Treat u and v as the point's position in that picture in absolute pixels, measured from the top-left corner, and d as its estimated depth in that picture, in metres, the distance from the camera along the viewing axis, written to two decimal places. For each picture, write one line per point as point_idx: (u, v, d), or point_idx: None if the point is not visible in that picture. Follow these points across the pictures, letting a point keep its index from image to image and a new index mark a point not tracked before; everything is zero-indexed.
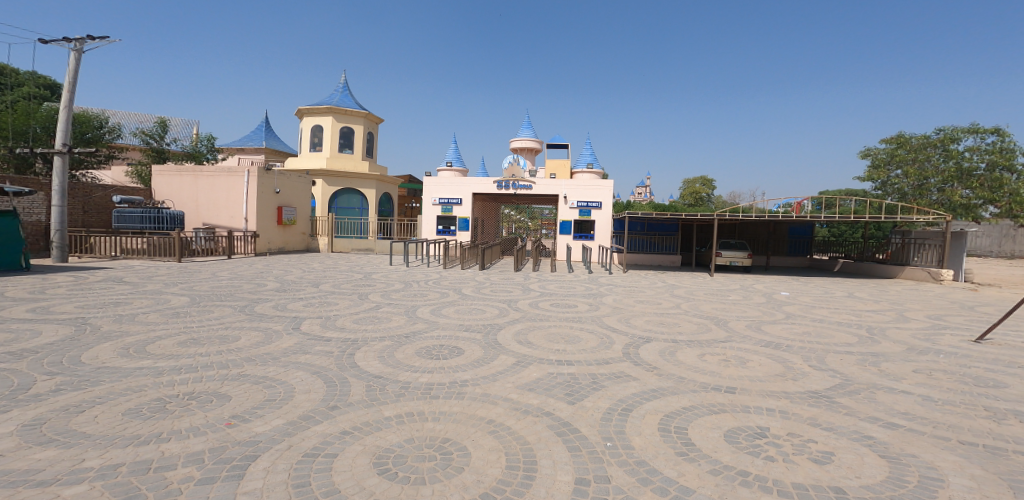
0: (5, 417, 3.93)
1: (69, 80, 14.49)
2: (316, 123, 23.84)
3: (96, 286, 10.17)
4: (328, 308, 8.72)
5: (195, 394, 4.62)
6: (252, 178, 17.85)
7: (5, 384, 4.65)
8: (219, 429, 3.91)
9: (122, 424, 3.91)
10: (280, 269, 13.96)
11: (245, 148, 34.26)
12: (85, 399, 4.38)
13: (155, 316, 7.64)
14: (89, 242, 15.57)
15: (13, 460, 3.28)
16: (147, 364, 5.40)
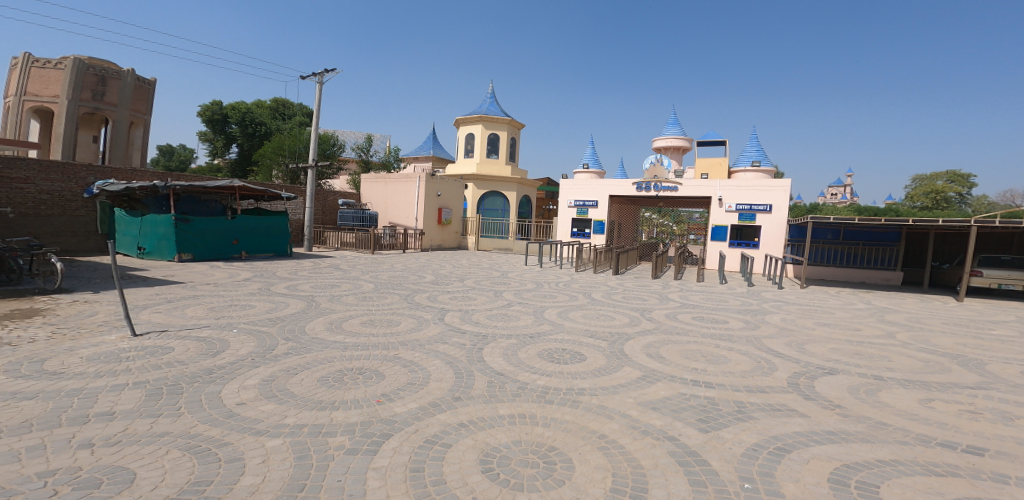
0: (253, 371, 4.75)
1: (317, 106, 18.03)
2: (467, 132, 25.88)
3: (323, 270, 12.63)
4: (468, 302, 9.04)
5: (361, 370, 4.97)
6: (420, 183, 20.34)
7: (261, 343, 5.77)
8: (371, 404, 4.09)
9: (314, 389, 4.36)
10: (437, 264, 15.34)
11: (418, 157, 39.18)
12: (300, 364, 5.06)
13: (352, 298, 8.95)
14: (322, 236, 19.41)
15: (247, 408, 3.88)
16: (341, 338, 6.16)
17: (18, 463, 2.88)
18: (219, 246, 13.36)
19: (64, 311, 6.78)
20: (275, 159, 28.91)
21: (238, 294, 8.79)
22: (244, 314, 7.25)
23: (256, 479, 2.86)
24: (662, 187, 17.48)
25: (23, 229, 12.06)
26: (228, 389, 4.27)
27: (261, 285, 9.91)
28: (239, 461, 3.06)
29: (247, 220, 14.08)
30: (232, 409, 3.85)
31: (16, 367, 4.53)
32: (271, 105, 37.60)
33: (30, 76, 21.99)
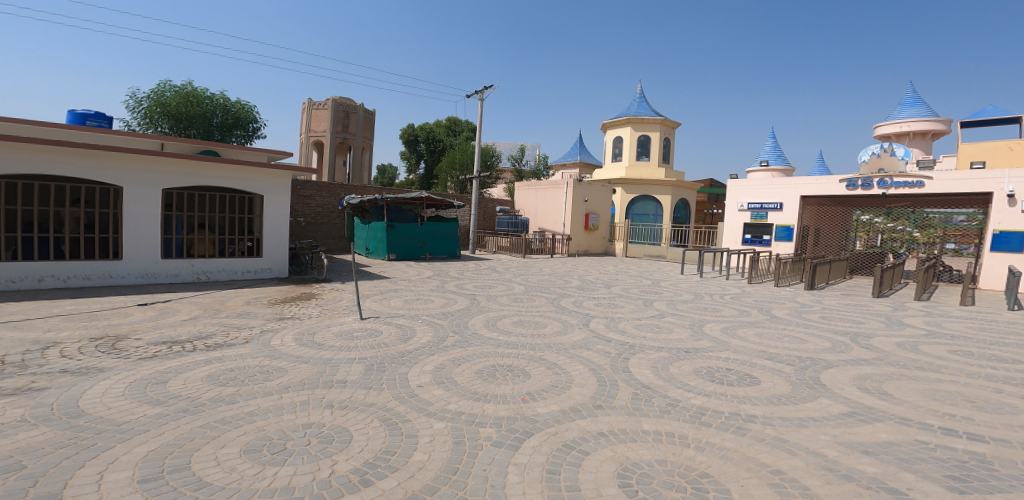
0: (429, 358, 5.38)
1: (479, 122, 19.55)
2: (616, 135, 25.32)
3: (485, 271, 13.82)
4: (614, 309, 8.75)
5: (511, 367, 5.20)
6: (569, 188, 20.70)
7: (438, 334, 6.52)
8: (517, 401, 4.25)
9: (473, 381, 4.72)
10: (584, 270, 15.34)
11: (566, 164, 39.91)
12: (462, 355, 5.55)
13: (504, 299, 9.50)
14: (483, 240, 21.13)
15: (424, 391, 4.38)
16: (494, 336, 6.56)
17: (294, 413, 3.66)
18: (412, 248, 15.62)
19: (325, 296, 8.77)
20: (449, 172, 32.87)
21: (422, 290, 10.15)
22: (426, 307, 8.31)
23: (423, 457, 3.16)
24: (897, 182, 13.70)
25: (306, 233, 16.17)
26: (412, 372, 4.88)
27: (439, 282, 11.33)
28: (413, 437, 3.43)
29: (431, 226, 16.11)
30: (413, 390, 4.37)
31: (299, 336, 5.93)
32: (446, 124, 42.68)
33: (306, 118, 28.80)
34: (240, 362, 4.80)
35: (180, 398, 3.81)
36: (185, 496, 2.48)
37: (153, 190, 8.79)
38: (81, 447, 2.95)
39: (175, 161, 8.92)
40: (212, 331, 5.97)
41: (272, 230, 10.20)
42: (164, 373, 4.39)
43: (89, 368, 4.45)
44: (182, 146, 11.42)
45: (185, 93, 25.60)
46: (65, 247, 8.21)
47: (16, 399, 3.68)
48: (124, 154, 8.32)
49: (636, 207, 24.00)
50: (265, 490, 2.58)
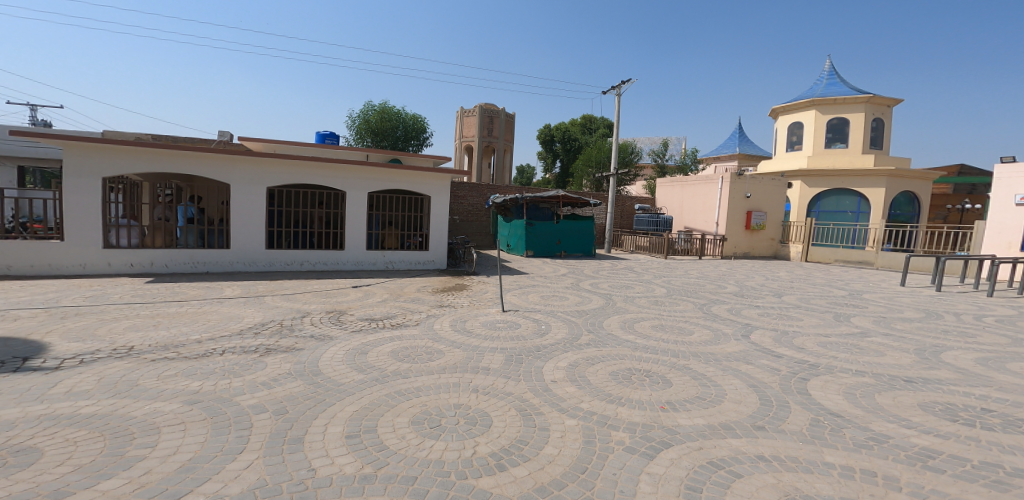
0: (560, 355, 5.36)
1: (616, 118, 18.77)
2: (796, 120, 21.98)
3: (621, 271, 13.34)
4: (787, 321, 7.57)
5: (649, 373, 4.88)
6: (725, 184, 18.69)
7: (572, 331, 6.51)
8: (655, 409, 3.94)
9: (607, 382, 4.56)
10: (741, 275, 13.68)
11: (721, 156, 36.22)
12: (595, 355, 5.42)
13: (643, 301, 9.03)
14: (620, 239, 20.53)
15: (557, 386, 4.37)
16: (631, 339, 6.25)
17: (447, 393, 4.01)
18: (548, 245, 15.98)
19: (474, 287, 9.53)
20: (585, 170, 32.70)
21: (557, 287, 10.26)
22: (561, 304, 8.38)
23: (554, 451, 3.12)
24: None
25: (459, 229, 17.84)
26: (546, 367, 4.93)
27: (574, 280, 11.34)
28: (545, 431, 3.42)
29: (568, 223, 16.19)
30: (548, 384, 4.41)
31: (454, 323, 6.55)
32: (581, 122, 42.36)
33: (459, 124, 31.60)
34: (411, 342, 5.49)
35: (372, 368, 4.52)
36: (371, 454, 2.90)
37: (357, 193, 10.65)
38: (312, 400, 3.70)
39: (371, 168, 10.66)
40: (392, 313, 6.98)
41: (437, 227, 11.42)
42: (365, 344, 5.30)
43: (324, 335, 5.60)
44: (380, 157, 13.62)
45: (379, 110, 30.80)
46: (307, 239, 10.56)
47: (286, 355, 4.82)
48: (343, 165, 10.33)
49: (823, 203, 20.56)
50: (422, 460, 2.86)
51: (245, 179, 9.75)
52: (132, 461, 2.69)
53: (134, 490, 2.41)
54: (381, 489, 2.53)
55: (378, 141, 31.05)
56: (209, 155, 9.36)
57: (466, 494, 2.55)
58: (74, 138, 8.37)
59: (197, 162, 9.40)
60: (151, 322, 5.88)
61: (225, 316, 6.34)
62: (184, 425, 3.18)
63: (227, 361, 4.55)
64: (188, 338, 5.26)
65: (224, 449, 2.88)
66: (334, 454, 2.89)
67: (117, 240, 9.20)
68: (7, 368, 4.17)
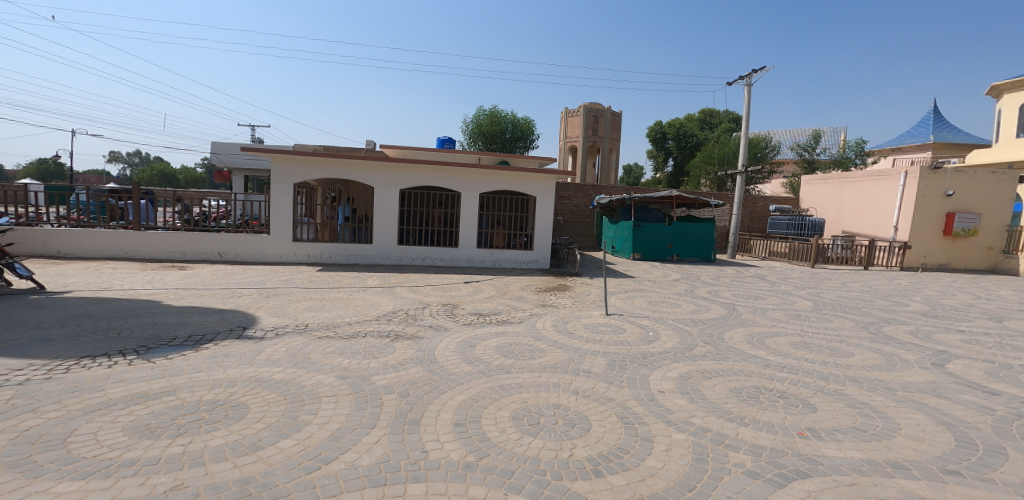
0: (671, 365, 5.04)
1: (746, 111, 17.05)
2: None
3: (748, 279, 12.02)
4: (1008, 354, 6.02)
5: (786, 394, 4.31)
6: (910, 180, 15.57)
7: (684, 341, 6.05)
8: (790, 434, 3.46)
9: (725, 398, 4.15)
10: (929, 291, 11.32)
11: (903, 147, 30.55)
12: (714, 369, 4.97)
13: (781, 314, 8.01)
14: (749, 244, 18.46)
15: (665, 397, 4.11)
16: (762, 354, 5.61)
17: (548, 392, 4.04)
18: (659, 249, 15.14)
19: (576, 289, 9.45)
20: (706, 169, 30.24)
21: (669, 293, 9.67)
22: (673, 311, 7.84)
23: (657, 464, 2.94)
24: None
25: (563, 230, 17.81)
26: (653, 375, 4.67)
27: (688, 287, 10.54)
28: (648, 442, 3.24)
29: (682, 226, 15.21)
30: (654, 394, 4.17)
31: (555, 323, 6.57)
32: (701, 117, 39.80)
33: (564, 124, 31.51)
34: (515, 338, 5.65)
35: (478, 361, 4.75)
36: (474, 443, 3.04)
37: (469, 193, 11.29)
38: (429, 387, 4.02)
39: (481, 170, 11.18)
40: (498, 309, 7.25)
41: (541, 227, 11.56)
42: (473, 338, 5.60)
43: (439, 326, 6.07)
44: (490, 159, 14.29)
45: (490, 114, 32.17)
46: (427, 236, 11.45)
47: (410, 342, 5.31)
48: (458, 169, 11.08)
49: None
50: (520, 456, 2.92)
51: (386, 183, 11.01)
52: (301, 425, 3.19)
53: (299, 450, 2.84)
54: (481, 479, 2.63)
55: (489, 144, 32.43)
56: (354, 162, 10.73)
57: (560, 494, 2.52)
58: (280, 151, 10.25)
59: (344, 168, 10.84)
60: (320, 304, 6.96)
61: (367, 303, 7.22)
62: (335, 398, 3.68)
63: (367, 343, 5.17)
64: (342, 320, 6.12)
65: (362, 423, 3.27)
66: (444, 439, 3.10)
67: (301, 235, 11.02)
68: (234, 335, 5.27)
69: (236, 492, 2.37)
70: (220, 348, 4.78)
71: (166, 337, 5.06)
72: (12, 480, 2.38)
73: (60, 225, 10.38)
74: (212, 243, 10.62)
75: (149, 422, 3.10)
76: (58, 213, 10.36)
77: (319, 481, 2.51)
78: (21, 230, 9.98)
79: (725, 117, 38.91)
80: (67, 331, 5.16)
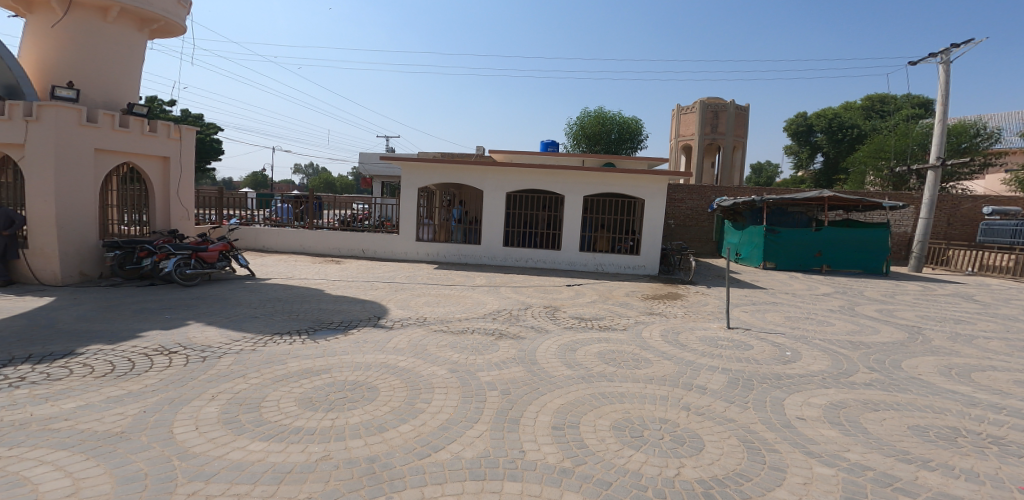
0: (820, 390, 4.38)
1: (939, 94, 14.11)
2: None
3: (941, 299, 9.82)
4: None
5: (1005, 442, 3.40)
6: None
7: (837, 365, 5.20)
8: (1006, 487, 2.75)
9: (899, 435, 3.47)
10: None
11: None
12: (886, 401, 4.18)
13: (999, 344, 6.36)
14: (946, 255, 14.89)
15: (806, 425, 3.59)
16: (965, 390, 4.55)
17: (653, 405, 3.82)
18: (803, 257, 13.32)
19: (690, 298, 8.78)
20: (872, 163, 25.55)
21: (816, 309, 8.40)
22: (820, 330, 6.81)
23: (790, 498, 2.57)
24: None
25: (675, 235, 16.77)
26: (792, 400, 4.12)
27: (844, 303, 9.04)
28: (780, 472, 2.85)
29: (835, 232, 13.22)
30: (791, 420, 3.67)
31: (664, 333, 6.18)
32: (862, 106, 34.50)
33: (677, 123, 29.62)
34: (618, 346, 5.46)
35: (579, 366, 4.69)
36: (572, 449, 3.01)
37: (573, 196, 11.24)
38: (529, 387, 4.09)
39: (586, 173, 11.05)
40: (601, 315, 7.06)
41: (650, 231, 11.01)
42: (575, 342, 5.54)
43: (541, 327, 6.15)
44: (594, 162, 14.09)
45: (596, 116, 31.67)
46: (532, 238, 11.65)
47: (513, 341, 5.46)
48: (563, 171, 11.10)
49: None
50: (619, 467, 2.80)
51: (496, 186, 11.50)
52: (417, 412, 3.48)
53: (415, 436, 3.10)
54: (577, 486, 2.59)
55: (595, 145, 31.92)
56: (465, 167, 11.42)
57: None
58: (406, 159, 11.35)
59: (456, 173, 11.58)
60: (436, 300, 7.51)
61: (475, 301, 7.61)
62: (445, 389, 3.95)
63: (474, 339, 5.46)
64: (453, 316, 6.55)
65: (467, 416, 3.45)
66: (541, 441, 3.12)
67: (423, 235, 12.07)
68: (371, 323, 5.97)
69: (365, 468, 2.67)
70: (360, 334, 5.47)
71: (326, 321, 5.94)
72: (225, 434, 2.99)
73: (265, 224, 12.82)
74: (358, 241, 12.16)
75: (311, 396, 3.66)
76: (263, 215, 12.83)
77: (428, 468, 2.71)
78: (242, 228, 12.52)
79: (905, 105, 32.82)
80: (250, 309, 6.39)
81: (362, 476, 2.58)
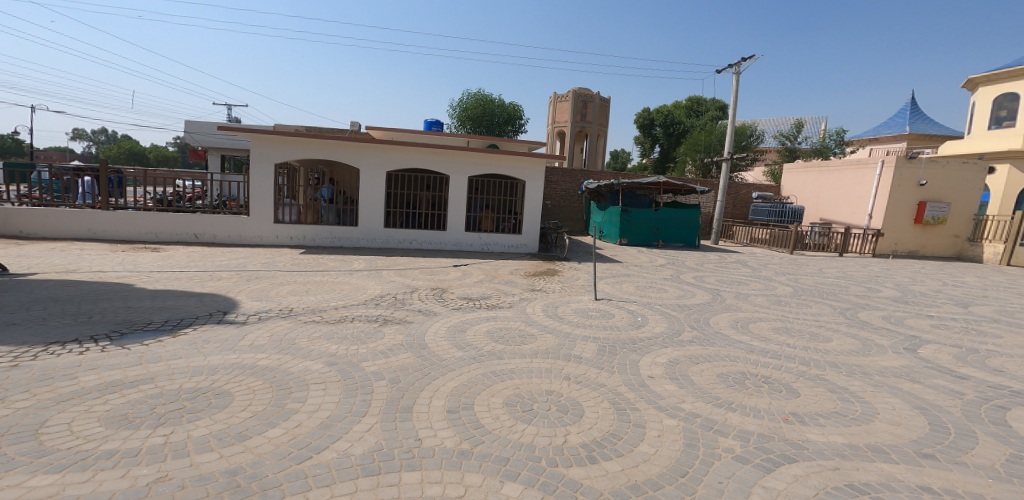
0: (661, 350, 5.10)
1: (732, 99, 17.16)
2: (1005, 92, 17.12)
3: (730, 265, 12.24)
4: (976, 338, 6.16)
5: (770, 379, 4.39)
6: (886, 168, 15.58)
7: (672, 326, 6.15)
8: (775, 419, 3.54)
9: (713, 383, 4.22)
10: (897, 276, 11.52)
11: (879, 138, 31.35)
12: (703, 354, 5.06)
13: (762, 299, 8.17)
14: (731, 230, 18.57)
15: (655, 383, 4.15)
16: (747, 340, 5.73)
17: (539, 378, 4.04)
18: (646, 234, 15.33)
19: (565, 273, 9.47)
20: (691, 155, 30.29)
21: (656, 278, 9.78)
22: (660, 296, 7.94)
23: (650, 450, 2.96)
24: None
25: (552, 215, 17.83)
26: (644, 361, 4.72)
27: (673, 272, 10.67)
28: (641, 428, 3.27)
29: (672, 212, 15.41)
30: (644, 380, 4.21)
31: (546, 308, 6.56)
32: (687, 105, 40.37)
33: (552, 110, 31.18)
34: (506, 323, 5.66)
35: (469, 346, 4.72)
36: (468, 431, 3.02)
37: (460, 176, 11.13)
38: (420, 372, 3.98)
39: (473, 153, 10.99)
40: (488, 293, 7.20)
41: (530, 211, 11.49)
42: (464, 322, 5.56)
43: (429, 311, 6.01)
44: (479, 143, 14.13)
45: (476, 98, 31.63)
46: (415, 219, 11.30)
47: (399, 326, 5.26)
48: (448, 151, 10.88)
49: None
50: (514, 443, 2.90)
51: (374, 164, 10.76)
52: (289, 413, 3.13)
53: (289, 439, 2.79)
54: (477, 466, 2.61)
55: (476, 128, 32.00)
56: (341, 143, 10.45)
57: (558, 481, 2.53)
58: (257, 130, 9.93)
59: (330, 148, 10.54)
60: (305, 288, 6.83)
61: (355, 287, 7.10)
62: (324, 385, 3.62)
63: (355, 328, 5.10)
64: (328, 304, 6.03)
65: (352, 411, 3.22)
66: (437, 426, 3.06)
67: (283, 217, 10.89)
68: (213, 319, 5.15)
69: (224, 483, 2.32)
70: (198, 333, 4.70)
71: (140, 322, 4.93)
72: None
73: (21, 203, 10.11)
74: (187, 224, 10.32)
75: (125, 412, 3.02)
76: (18, 191, 10.10)
77: (310, 471, 2.47)
78: None
79: (711, 106, 39.60)
80: (43, 315, 5.02)
81: (222, 492, 2.24)
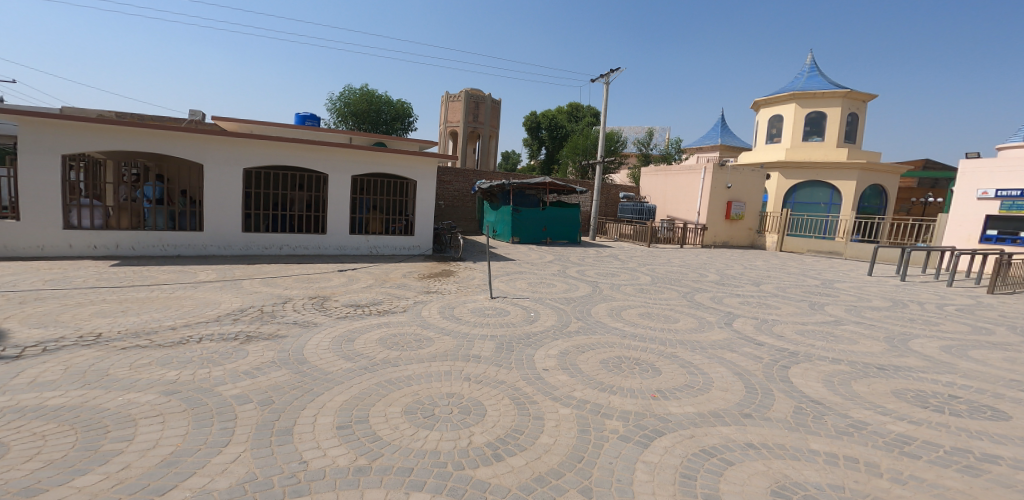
0: (553, 343, 5.39)
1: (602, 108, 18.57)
2: (774, 113, 21.51)
3: (602, 259, 13.44)
4: (766, 310, 7.66)
5: (639, 361, 4.92)
6: (707, 174, 18.55)
7: (562, 318, 6.57)
8: (646, 396, 3.98)
9: (597, 370, 4.59)
10: (717, 263, 13.69)
11: (702, 147, 36.83)
12: (587, 343, 5.48)
13: (628, 288, 9.13)
14: (603, 227, 20.53)
15: (550, 374, 4.38)
16: (620, 326, 6.36)
17: (438, 382, 3.97)
18: (535, 231, 16.04)
19: (461, 273, 9.46)
20: (572, 157, 32.65)
21: (547, 273, 10.36)
22: (550, 291, 8.40)
23: (549, 440, 3.11)
24: None
25: (446, 215, 17.65)
26: (538, 354, 4.94)
27: (561, 267, 11.37)
28: (540, 420, 3.42)
29: (558, 211, 16.37)
30: (539, 372, 4.41)
31: (443, 309, 6.49)
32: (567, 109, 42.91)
33: (444, 109, 30.84)
34: (400, 328, 5.45)
35: (360, 356, 4.45)
36: (364, 445, 2.84)
37: (344, 176, 10.42)
38: (300, 390, 3.63)
39: (359, 152, 10.39)
40: (379, 299, 6.87)
41: (423, 212, 11.24)
42: (352, 331, 5.21)
43: (308, 322, 5.52)
44: (364, 140, 13.40)
45: (362, 94, 29.90)
46: (284, 222, 10.32)
47: (269, 342, 4.72)
48: (329, 148, 10.11)
49: (799, 194, 20.11)
50: (417, 451, 2.81)
51: (227, 161, 9.52)
52: (110, 456, 2.60)
53: (113, 487, 2.32)
54: (376, 481, 2.47)
55: (362, 124, 30.23)
56: (186, 135, 9.06)
57: (465, 484, 2.52)
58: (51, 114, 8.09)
59: (170, 141, 9.07)
60: (119, 308, 5.71)
61: (199, 302, 6.16)
62: (165, 417, 3.10)
63: (206, 349, 4.44)
64: (163, 324, 5.14)
65: (207, 442, 2.80)
66: (326, 445, 2.83)
67: (82, 220, 8.91)
68: None
69: None
70: None
71: None
72: None
73: None
74: None
75: None
76: None
77: None
78: None
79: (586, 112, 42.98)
80: None
81: None
